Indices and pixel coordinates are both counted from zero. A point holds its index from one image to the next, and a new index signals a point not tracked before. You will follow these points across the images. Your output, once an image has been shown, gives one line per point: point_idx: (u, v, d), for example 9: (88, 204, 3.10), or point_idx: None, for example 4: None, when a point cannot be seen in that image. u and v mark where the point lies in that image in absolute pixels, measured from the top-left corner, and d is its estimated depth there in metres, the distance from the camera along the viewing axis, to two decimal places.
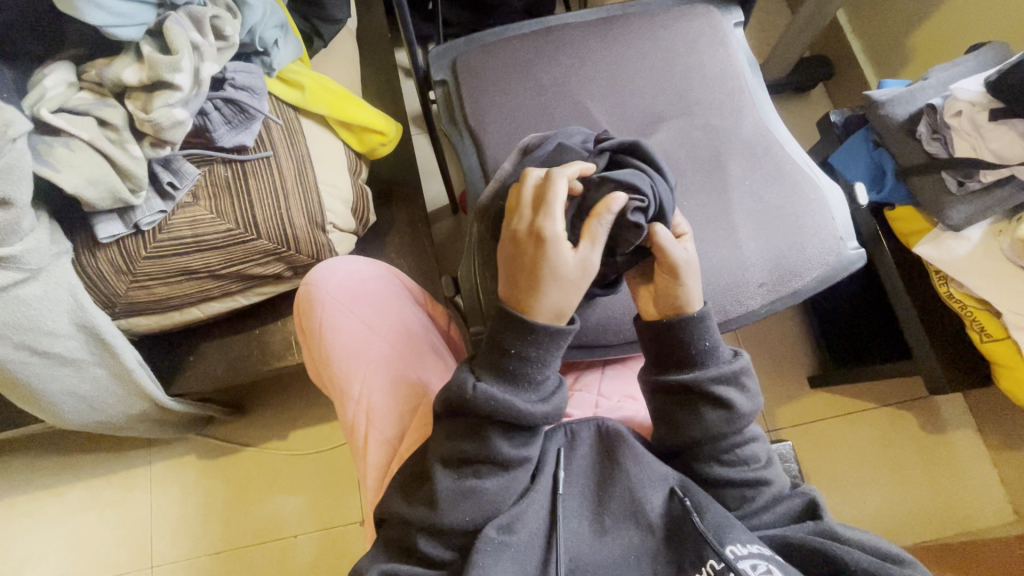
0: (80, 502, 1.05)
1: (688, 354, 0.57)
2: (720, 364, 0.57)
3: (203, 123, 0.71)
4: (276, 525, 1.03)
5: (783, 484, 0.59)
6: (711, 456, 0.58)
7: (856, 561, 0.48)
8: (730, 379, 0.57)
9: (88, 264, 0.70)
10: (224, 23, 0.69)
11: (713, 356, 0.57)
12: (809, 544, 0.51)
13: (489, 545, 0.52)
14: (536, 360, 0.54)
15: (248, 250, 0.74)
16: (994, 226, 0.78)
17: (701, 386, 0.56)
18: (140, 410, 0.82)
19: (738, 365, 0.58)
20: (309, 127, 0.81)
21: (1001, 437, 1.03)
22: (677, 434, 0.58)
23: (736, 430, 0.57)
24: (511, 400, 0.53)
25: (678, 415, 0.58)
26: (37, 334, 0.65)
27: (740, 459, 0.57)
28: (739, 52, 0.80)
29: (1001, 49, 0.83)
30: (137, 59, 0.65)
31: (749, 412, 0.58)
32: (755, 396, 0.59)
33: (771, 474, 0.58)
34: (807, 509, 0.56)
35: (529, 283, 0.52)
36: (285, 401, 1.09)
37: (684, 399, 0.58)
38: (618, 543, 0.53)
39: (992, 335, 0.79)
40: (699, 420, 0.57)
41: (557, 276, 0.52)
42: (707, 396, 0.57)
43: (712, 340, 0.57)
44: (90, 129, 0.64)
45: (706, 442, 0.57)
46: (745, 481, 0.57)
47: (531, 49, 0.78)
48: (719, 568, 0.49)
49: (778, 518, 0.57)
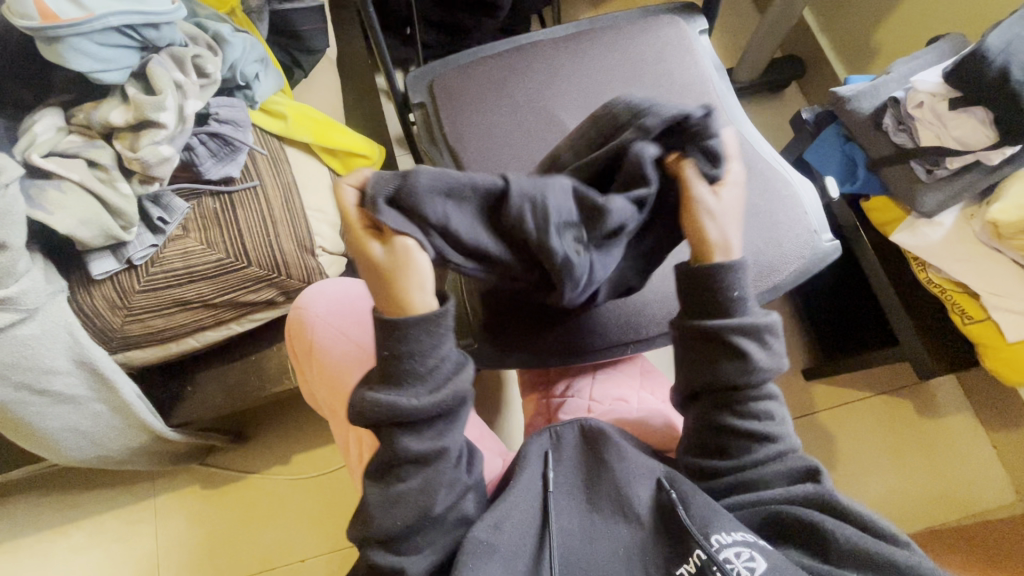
0: (85, 539, 1.05)
1: (719, 297, 0.57)
2: (749, 312, 0.57)
3: (189, 158, 0.73)
4: (282, 550, 1.03)
5: (789, 442, 0.59)
6: (726, 405, 0.58)
7: (845, 536, 0.50)
8: (754, 330, 0.57)
9: (84, 301, 0.72)
10: (206, 61, 0.72)
11: (744, 304, 0.57)
12: (806, 519, 0.52)
13: (476, 547, 0.51)
14: (412, 356, 0.52)
15: (239, 278, 0.75)
16: (965, 211, 0.81)
17: (725, 334, 0.56)
18: (140, 442, 0.83)
19: (764, 320, 0.58)
20: (294, 155, 0.83)
21: (996, 417, 1.04)
22: (698, 381, 0.59)
23: (752, 382, 0.57)
24: (398, 398, 0.52)
25: (699, 361, 0.58)
26: (34, 373, 0.67)
27: (750, 411, 0.58)
28: (706, 57, 0.83)
29: (958, 40, 0.86)
30: (122, 100, 0.68)
31: (768, 367, 0.58)
32: (776, 354, 0.59)
33: (779, 431, 0.58)
34: (807, 472, 0.57)
35: (380, 289, 0.52)
36: (284, 425, 1.10)
37: (707, 346, 0.57)
38: (608, 538, 0.54)
39: (973, 317, 0.80)
40: (715, 367, 0.57)
41: (366, 260, 0.52)
42: (727, 345, 0.57)
43: (743, 290, 0.57)
44: (80, 171, 0.66)
45: (724, 391, 0.58)
46: (751, 432, 0.57)
47: (504, 67, 0.81)
48: (704, 560, 0.49)
49: (777, 474, 0.57)
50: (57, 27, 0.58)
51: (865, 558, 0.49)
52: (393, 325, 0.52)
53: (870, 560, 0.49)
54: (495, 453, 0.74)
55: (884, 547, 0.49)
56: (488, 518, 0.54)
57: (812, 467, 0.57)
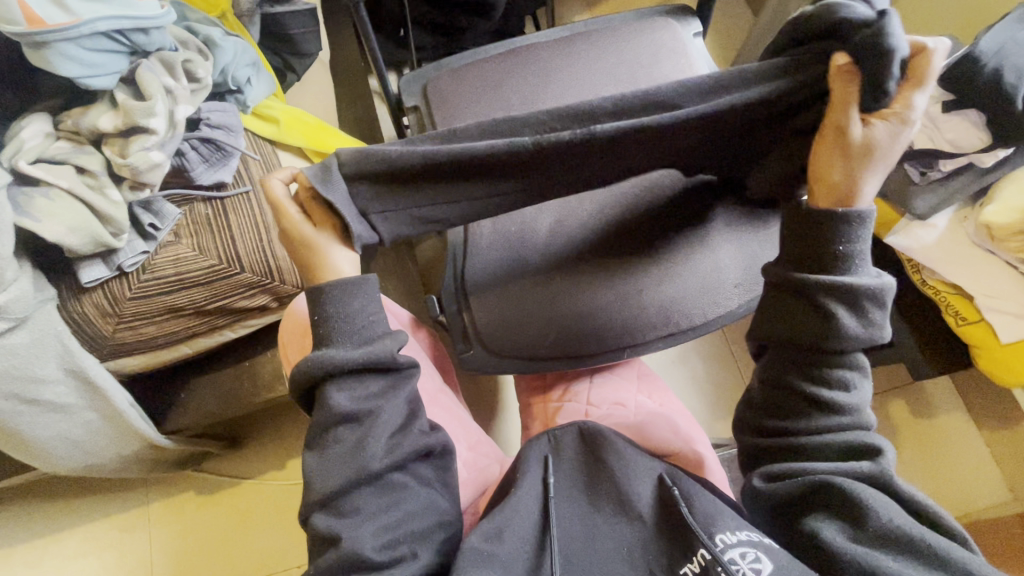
0: (77, 547, 1.04)
1: (815, 251, 0.52)
2: (853, 273, 0.50)
3: (181, 163, 0.72)
4: (277, 556, 1.03)
5: (862, 419, 0.53)
6: (811, 368, 0.53)
7: (887, 521, 0.47)
8: (852, 294, 0.51)
9: (74, 309, 0.71)
10: (196, 65, 0.71)
11: (846, 263, 0.51)
12: (846, 492, 0.48)
13: (474, 555, 0.50)
14: (349, 320, 0.56)
15: (233, 283, 0.74)
16: (959, 212, 0.81)
17: (821, 290, 0.51)
18: (133, 449, 0.82)
19: (868, 285, 0.52)
20: (286, 159, 0.82)
21: (990, 415, 1.04)
22: (784, 337, 0.54)
23: (844, 349, 0.52)
24: (335, 357, 0.54)
25: (788, 316, 0.54)
26: (24, 382, 0.66)
27: (830, 379, 0.53)
28: (701, 60, 0.82)
29: (951, 42, 0.86)
30: (112, 106, 0.67)
31: (865, 337, 0.52)
32: (877, 327, 0.52)
33: (854, 406, 0.53)
34: (866, 450, 0.51)
35: (305, 262, 0.58)
36: (280, 429, 1.09)
37: (797, 301, 0.53)
38: (609, 539, 0.53)
39: (967, 318, 0.81)
40: (805, 323, 0.53)
41: (292, 240, 0.59)
42: (818, 302, 0.52)
43: (849, 246, 0.51)
44: (69, 178, 0.65)
45: (813, 352, 0.53)
46: (830, 400, 0.52)
47: (498, 71, 0.80)
48: (708, 560, 0.48)
49: (831, 448, 0.52)
50: (43, 32, 0.57)
51: (905, 544, 0.46)
52: (314, 292, 0.56)
53: (908, 543, 0.46)
54: (492, 459, 0.74)
55: (923, 531, 0.46)
56: (486, 526, 0.53)
57: (874, 442, 0.52)
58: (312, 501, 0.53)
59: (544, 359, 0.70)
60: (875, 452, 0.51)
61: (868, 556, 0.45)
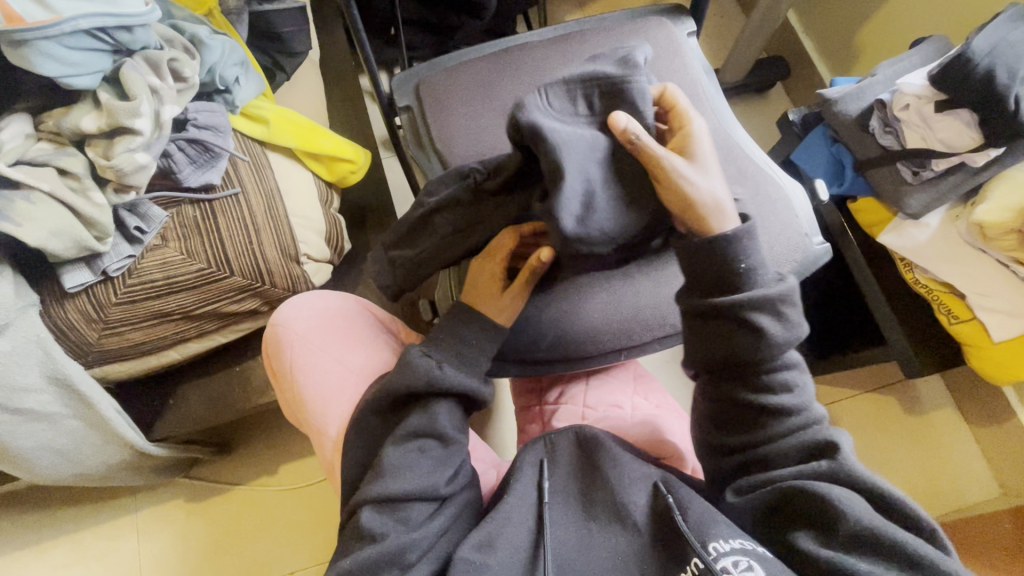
0: (64, 558, 1.01)
1: (726, 272, 0.54)
2: (757, 286, 0.53)
3: (167, 165, 0.70)
4: (268, 563, 1.01)
5: (810, 416, 0.56)
6: (743, 381, 0.56)
7: (856, 519, 0.47)
8: (766, 305, 0.53)
9: (57, 315, 0.69)
10: (182, 64, 0.69)
11: (752, 277, 0.54)
12: (814, 494, 0.49)
13: (464, 563, 0.50)
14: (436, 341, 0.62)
15: (222, 287, 0.73)
16: (952, 211, 0.81)
17: (735, 310, 0.53)
18: (120, 458, 0.80)
19: (778, 290, 0.54)
20: (276, 160, 0.80)
21: (976, 411, 1.06)
22: (709, 359, 0.56)
23: (768, 356, 0.54)
24: (462, 381, 0.61)
25: (710, 339, 0.55)
26: (6, 391, 0.64)
27: (771, 385, 0.55)
28: (695, 60, 0.82)
29: (943, 42, 0.86)
30: (95, 106, 0.65)
31: (785, 341, 0.54)
32: (795, 325, 0.55)
33: (799, 404, 0.55)
34: (820, 446, 0.53)
35: (484, 295, 0.64)
36: (271, 434, 1.07)
37: (718, 324, 0.55)
38: (605, 546, 0.52)
39: (959, 316, 0.82)
40: (726, 343, 0.55)
41: (493, 282, 0.64)
42: (737, 321, 0.54)
43: (750, 260, 0.54)
44: (50, 180, 0.63)
45: (740, 366, 0.55)
46: (768, 406, 0.55)
47: (491, 70, 0.79)
48: (702, 567, 0.47)
49: (787, 451, 0.54)
50: (23, 30, 0.55)
51: (875, 541, 0.46)
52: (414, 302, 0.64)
53: (879, 543, 0.46)
54: (489, 465, 0.73)
55: (895, 531, 0.46)
56: (478, 534, 0.53)
57: (827, 435, 0.54)
58: (362, 497, 0.57)
59: (544, 359, 0.69)
60: (831, 445, 0.53)
61: (836, 558, 0.46)
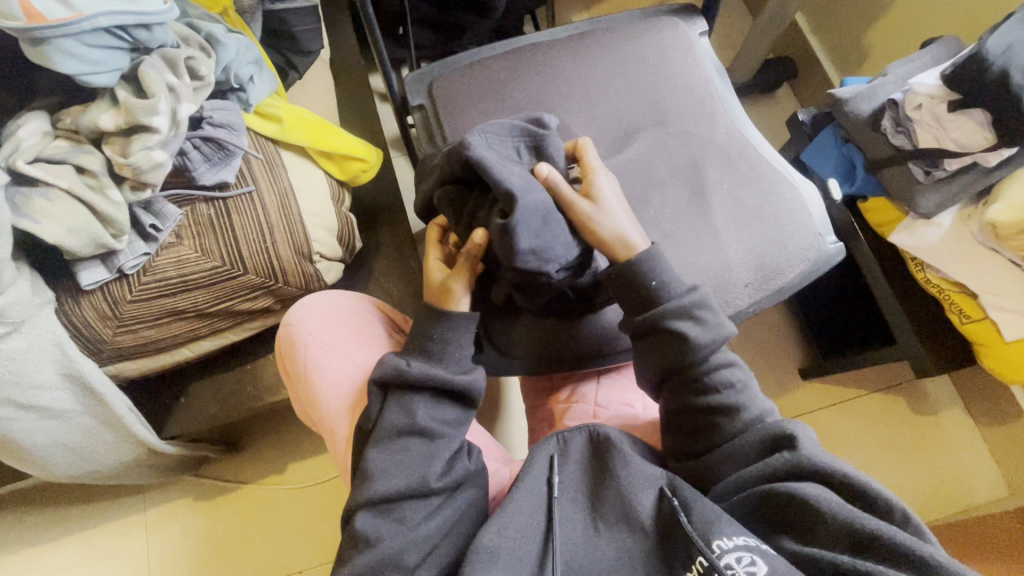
0: (73, 555, 1.01)
1: (644, 289, 0.60)
2: (670, 298, 0.59)
3: (182, 163, 0.70)
4: (276, 561, 1.01)
5: (757, 411, 0.58)
6: (688, 387, 0.59)
7: (830, 512, 0.48)
8: (684, 312, 0.59)
9: (72, 312, 0.69)
10: (199, 63, 0.70)
11: (665, 289, 0.60)
12: (787, 493, 0.50)
13: (482, 555, 0.51)
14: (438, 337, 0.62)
15: (235, 285, 0.74)
16: (962, 211, 0.82)
17: (660, 321, 0.59)
18: (132, 456, 0.81)
19: (691, 296, 0.60)
20: (289, 158, 0.80)
21: (984, 411, 1.06)
22: (652, 372, 0.61)
23: (700, 360, 0.59)
24: (434, 374, 0.61)
25: (650, 353, 0.60)
26: (22, 388, 0.64)
27: (713, 386, 0.58)
28: (706, 59, 0.82)
29: (954, 42, 0.86)
30: (112, 104, 0.65)
31: (711, 341, 0.59)
32: (717, 325, 0.60)
33: (745, 400, 0.58)
34: (780, 438, 0.55)
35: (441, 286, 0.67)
36: (279, 432, 1.07)
37: (652, 337, 0.60)
38: (610, 546, 0.52)
39: (970, 316, 0.82)
40: (662, 354, 0.60)
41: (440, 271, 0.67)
42: (666, 330, 0.59)
43: (662, 276, 0.60)
44: (68, 177, 0.63)
45: (682, 374, 0.59)
46: (716, 407, 0.58)
47: (504, 70, 0.79)
48: (705, 566, 0.48)
49: (749, 448, 0.56)
50: (44, 27, 0.55)
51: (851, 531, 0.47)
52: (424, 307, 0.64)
53: (856, 533, 0.46)
54: (501, 463, 0.73)
55: (869, 520, 0.46)
56: (495, 530, 0.53)
57: (783, 427, 0.55)
58: (359, 498, 0.57)
59: (562, 359, 0.69)
60: (788, 435, 0.54)
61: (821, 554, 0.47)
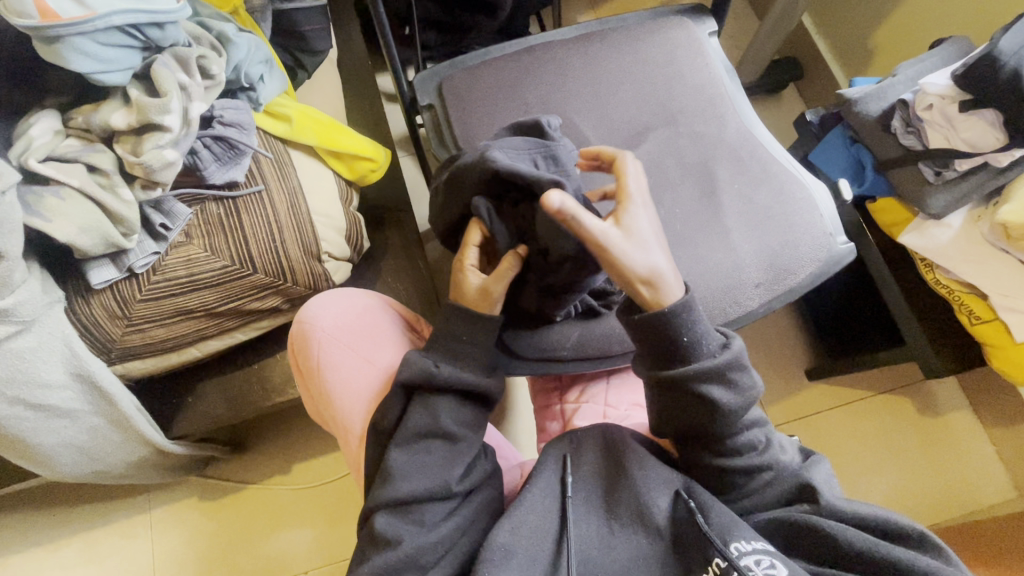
0: (79, 555, 1.01)
1: (671, 348, 0.55)
2: (699, 362, 0.54)
3: (193, 162, 0.70)
4: (280, 561, 1.01)
5: (782, 467, 0.56)
6: (708, 446, 0.57)
7: (850, 541, 0.48)
8: (713, 376, 0.54)
9: (81, 311, 0.69)
10: (210, 61, 0.69)
11: (694, 352, 0.54)
12: (809, 524, 0.50)
13: (497, 553, 0.51)
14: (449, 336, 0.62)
15: (245, 285, 0.73)
16: (973, 212, 0.81)
17: (686, 384, 0.54)
18: (140, 456, 0.80)
19: (724, 359, 0.55)
20: (298, 158, 0.80)
21: (993, 412, 1.06)
22: (673, 427, 0.57)
23: (726, 425, 0.55)
24: (458, 373, 0.61)
25: (672, 410, 0.56)
26: (32, 387, 0.64)
27: (736, 449, 0.55)
28: (716, 59, 0.82)
29: (964, 43, 0.86)
30: (124, 102, 0.65)
31: (740, 408, 0.55)
32: (747, 387, 0.55)
33: (768, 459, 0.56)
34: (800, 489, 0.54)
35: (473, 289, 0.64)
36: (285, 432, 1.07)
37: (674, 397, 0.56)
38: (625, 547, 0.52)
39: (980, 317, 0.82)
40: (685, 414, 0.56)
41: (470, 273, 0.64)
42: (691, 394, 0.55)
43: (693, 334, 0.55)
44: (79, 176, 0.63)
45: (705, 433, 0.56)
46: (737, 469, 0.55)
47: (513, 69, 0.79)
48: (723, 567, 0.48)
49: (768, 498, 0.55)
50: (57, 26, 0.55)
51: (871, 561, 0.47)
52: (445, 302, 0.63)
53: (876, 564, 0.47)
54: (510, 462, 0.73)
55: (889, 549, 0.47)
56: (509, 530, 0.53)
57: (805, 479, 0.54)
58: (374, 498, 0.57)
59: (569, 359, 0.69)
60: (811, 488, 0.53)
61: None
